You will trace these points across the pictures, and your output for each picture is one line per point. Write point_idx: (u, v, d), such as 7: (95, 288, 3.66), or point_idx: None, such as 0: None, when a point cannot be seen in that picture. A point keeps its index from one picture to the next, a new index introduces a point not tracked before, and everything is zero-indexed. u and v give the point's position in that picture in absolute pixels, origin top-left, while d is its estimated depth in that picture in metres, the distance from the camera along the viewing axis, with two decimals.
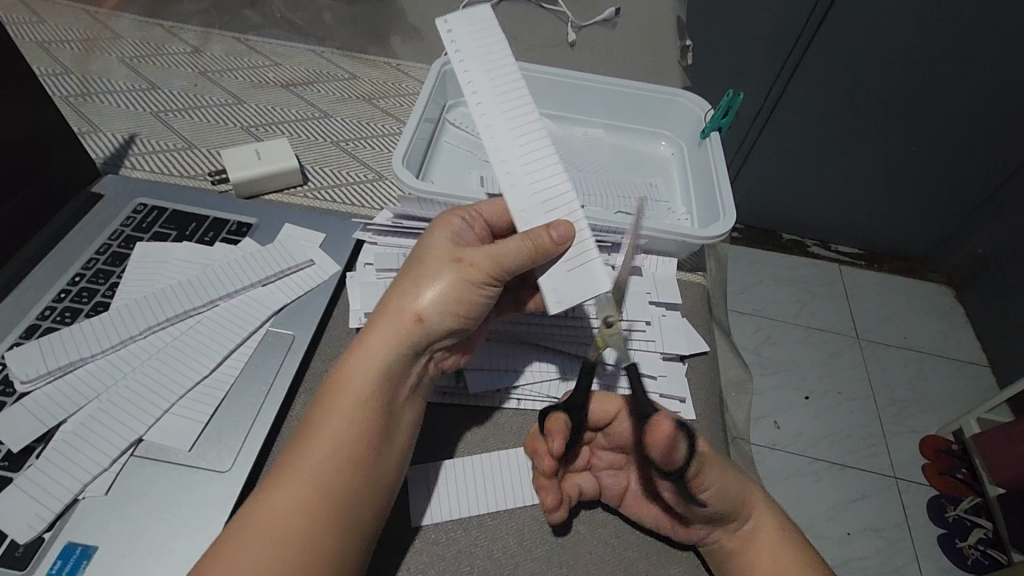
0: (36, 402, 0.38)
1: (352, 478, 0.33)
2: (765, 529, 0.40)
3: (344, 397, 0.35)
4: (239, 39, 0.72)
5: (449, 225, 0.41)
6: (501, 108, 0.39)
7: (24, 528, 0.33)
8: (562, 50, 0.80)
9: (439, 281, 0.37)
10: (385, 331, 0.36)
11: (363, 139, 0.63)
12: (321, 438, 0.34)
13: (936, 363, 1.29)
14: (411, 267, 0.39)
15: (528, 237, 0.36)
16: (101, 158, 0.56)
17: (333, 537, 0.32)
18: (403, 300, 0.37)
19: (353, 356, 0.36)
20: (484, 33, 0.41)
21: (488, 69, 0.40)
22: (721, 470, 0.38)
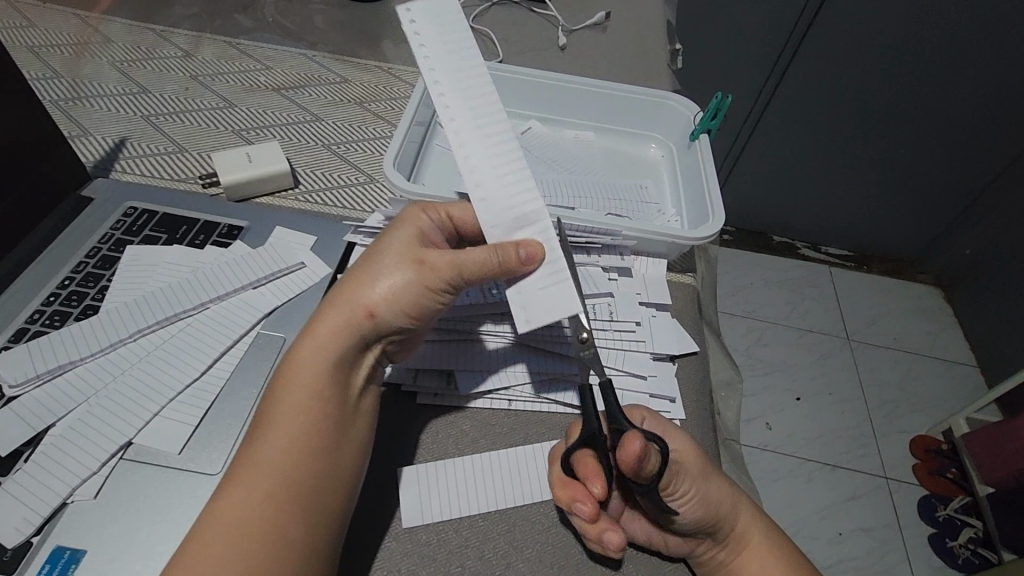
0: (25, 406, 0.37)
1: (310, 467, 0.33)
2: (751, 535, 0.42)
3: (297, 387, 0.35)
4: (231, 42, 0.72)
5: (411, 218, 0.42)
6: (470, 113, 0.39)
7: (13, 532, 0.33)
8: (552, 53, 0.80)
9: (392, 275, 0.38)
10: (337, 323, 0.37)
11: (354, 142, 0.63)
12: (277, 427, 0.34)
13: (925, 363, 1.31)
14: (365, 260, 0.39)
15: (494, 250, 0.37)
16: (91, 161, 0.56)
17: (293, 525, 0.32)
18: (355, 292, 0.37)
19: (304, 347, 0.36)
20: (449, 28, 0.40)
21: (456, 69, 0.39)
22: (701, 477, 0.40)
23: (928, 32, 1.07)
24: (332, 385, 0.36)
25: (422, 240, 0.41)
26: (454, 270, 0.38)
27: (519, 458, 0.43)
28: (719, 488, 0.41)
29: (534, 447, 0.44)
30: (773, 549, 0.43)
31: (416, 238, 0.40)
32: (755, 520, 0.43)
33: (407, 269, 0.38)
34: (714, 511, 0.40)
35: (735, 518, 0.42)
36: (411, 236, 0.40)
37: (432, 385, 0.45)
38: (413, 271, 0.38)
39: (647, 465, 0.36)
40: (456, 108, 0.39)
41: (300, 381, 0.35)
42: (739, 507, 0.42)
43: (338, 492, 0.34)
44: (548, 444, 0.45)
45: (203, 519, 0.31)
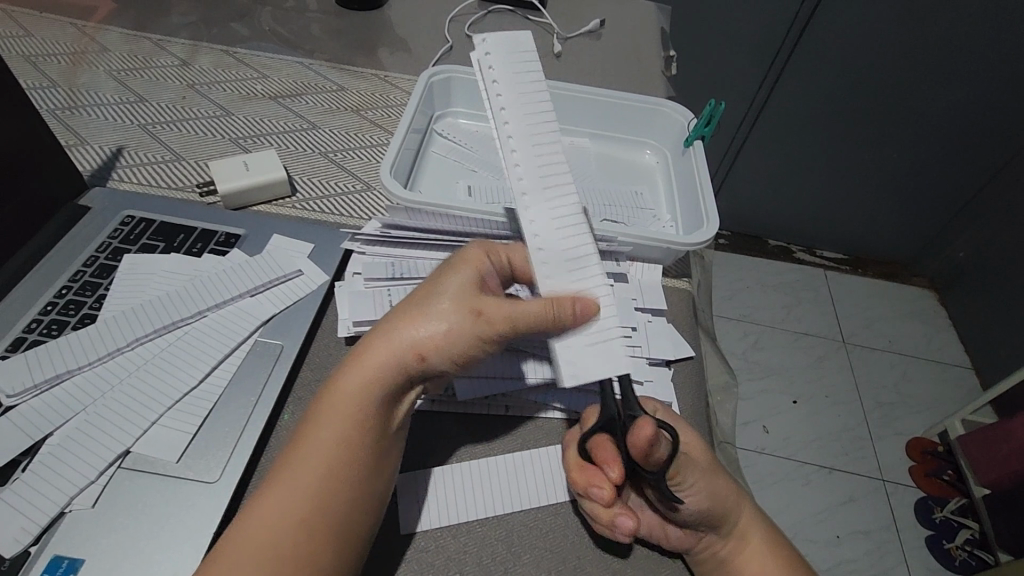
0: (23, 416, 0.38)
1: (344, 498, 0.34)
2: (752, 533, 0.43)
3: (340, 420, 0.35)
4: (228, 51, 0.72)
5: (472, 259, 0.39)
6: (536, 167, 0.35)
7: (10, 541, 0.33)
8: (547, 60, 0.81)
9: (443, 319, 0.36)
10: (385, 363, 0.36)
11: (351, 149, 0.63)
12: (313, 458, 0.34)
13: (920, 365, 1.31)
14: (417, 296, 0.38)
15: (549, 302, 0.34)
16: (88, 170, 0.56)
17: (326, 552, 0.32)
18: (404, 335, 0.36)
19: (352, 382, 0.36)
20: (521, 66, 0.36)
21: (525, 112, 0.35)
22: (710, 471, 0.41)
23: (920, 35, 1.08)
24: (372, 422, 0.36)
25: (481, 282, 0.39)
26: (509, 323, 0.36)
27: (517, 463, 0.44)
28: (723, 484, 0.41)
29: (531, 452, 0.44)
30: (772, 549, 0.43)
31: (476, 282, 0.39)
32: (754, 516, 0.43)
33: (460, 314, 0.36)
34: (718, 506, 0.41)
35: (737, 515, 0.42)
36: (470, 277, 0.38)
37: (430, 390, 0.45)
38: (467, 317, 0.36)
39: (656, 454, 0.36)
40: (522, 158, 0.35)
41: (341, 415, 0.35)
42: (740, 504, 0.42)
43: (362, 519, 0.34)
44: (545, 449, 0.45)
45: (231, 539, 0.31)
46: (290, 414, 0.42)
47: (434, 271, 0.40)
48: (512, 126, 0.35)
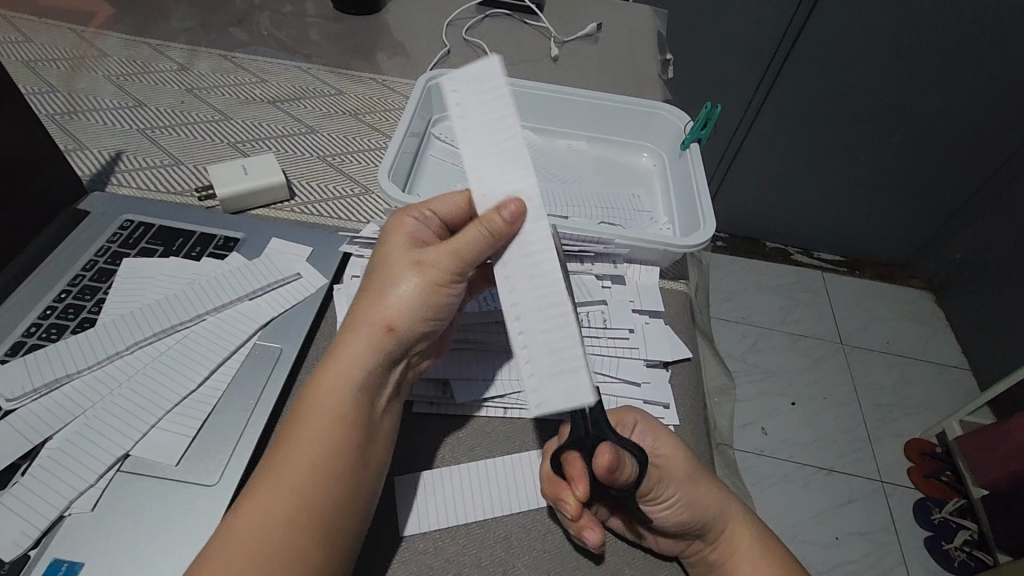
0: (21, 420, 0.38)
1: (334, 495, 0.34)
2: (744, 536, 0.43)
3: (324, 413, 0.35)
4: (226, 56, 0.73)
5: (397, 228, 0.41)
6: (504, 188, 0.36)
7: (10, 545, 0.33)
8: (544, 64, 0.81)
9: (400, 286, 0.38)
10: (358, 344, 0.36)
11: (349, 153, 0.64)
12: (298, 456, 0.34)
13: (917, 367, 1.32)
14: (372, 277, 0.39)
15: (477, 221, 0.35)
16: (87, 175, 0.56)
17: (316, 546, 0.32)
18: (368, 314, 0.37)
19: (329, 371, 0.36)
20: (487, 94, 0.37)
21: (494, 139, 0.36)
22: (689, 479, 0.41)
23: (916, 38, 1.09)
24: (352, 407, 0.36)
25: (414, 242, 0.41)
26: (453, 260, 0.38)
27: (515, 466, 0.44)
28: (706, 491, 0.42)
29: (529, 454, 0.45)
30: (767, 552, 0.43)
31: (410, 244, 0.40)
32: (745, 519, 0.44)
33: (411, 276, 0.38)
34: (702, 513, 0.41)
35: (726, 520, 0.42)
36: (403, 241, 0.40)
37: (428, 394, 0.45)
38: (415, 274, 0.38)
39: (621, 474, 0.37)
40: (488, 180, 0.36)
41: (321, 408, 0.35)
42: (728, 510, 0.43)
43: (350, 516, 0.34)
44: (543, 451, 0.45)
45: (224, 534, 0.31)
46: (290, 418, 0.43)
47: (373, 254, 0.41)
48: (477, 150, 0.36)
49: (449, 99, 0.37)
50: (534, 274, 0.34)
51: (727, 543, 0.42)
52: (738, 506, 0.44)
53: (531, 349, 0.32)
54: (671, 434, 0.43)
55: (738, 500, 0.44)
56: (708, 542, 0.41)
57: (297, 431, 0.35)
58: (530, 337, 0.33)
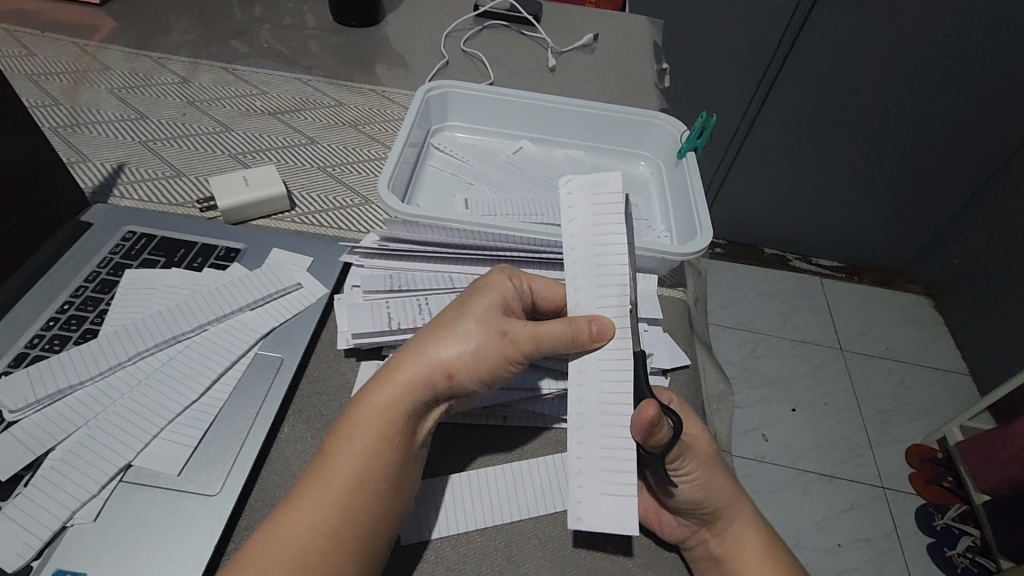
0: (25, 431, 0.38)
1: (369, 505, 0.34)
2: (747, 539, 0.43)
3: (367, 432, 0.35)
4: (227, 68, 0.73)
5: (496, 283, 0.41)
6: (597, 283, 0.40)
7: (11, 556, 0.33)
8: (542, 74, 0.82)
9: (474, 340, 0.38)
10: (415, 378, 0.37)
11: (349, 164, 0.64)
12: (328, 486, 0.34)
13: (917, 372, 1.32)
14: (450, 313, 0.40)
15: (572, 324, 0.38)
16: (90, 187, 0.57)
17: (349, 556, 0.33)
18: (437, 351, 0.37)
19: (379, 391, 0.36)
20: (602, 207, 0.42)
21: (594, 239, 0.41)
22: (710, 465, 0.42)
23: (906, 47, 1.11)
24: (392, 446, 0.36)
25: (507, 308, 0.41)
26: (534, 343, 0.38)
27: (516, 474, 0.42)
28: (720, 480, 0.42)
29: (531, 462, 0.43)
30: (769, 555, 0.43)
31: (501, 305, 0.40)
32: (750, 517, 0.44)
33: (489, 337, 0.38)
34: (711, 502, 0.42)
35: (734, 516, 0.43)
36: (498, 298, 0.40)
37: None
38: (496, 339, 0.38)
39: (656, 434, 0.37)
40: (582, 286, 0.40)
41: (360, 440, 0.35)
42: (737, 506, 0.43)
43: (383, 530, 0.35)
44: (545, 458, 0.43)
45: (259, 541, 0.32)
46: (290, 426, 0.43)
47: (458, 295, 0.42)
48: (580, 257, 0.41)
49: (564, 204, 0.43)
50: (606, 391, 0.39)
51: (732, 537, 0.42)
52: (745, 502, 0.44)
53: (584, 460, 0.37)
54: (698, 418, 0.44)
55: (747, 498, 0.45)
56: (711, 532, 0.42)
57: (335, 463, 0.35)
58: (585, 451, 0.38)
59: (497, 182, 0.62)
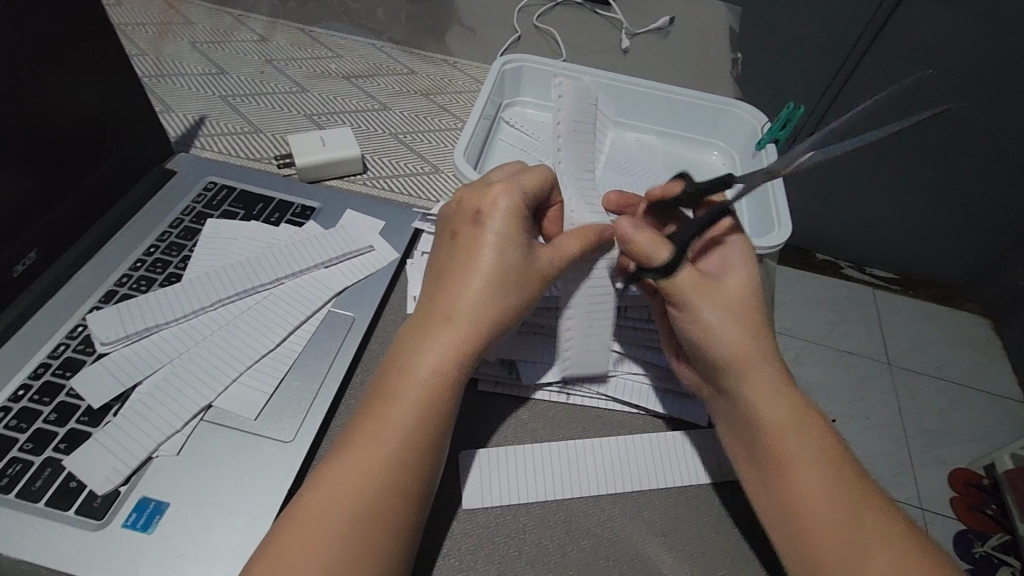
0: (115, 362, 0.39)
1: (424, 458, 0.35)
2: (769, 404, 0.38)
3: (422, 390, 0.36)
4: (304, 29, 0.74)
5: (507, 208, 0.39)
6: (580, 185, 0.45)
7: (103, 480, 0.34)
8: (614, 54, 0.80)
9: (518, 289, 0.38)
10: (463, 334, 0.37)
11: (420, 132, 0.64)
12: (385, 443, 0.34)
13: (968, 395, 1.27)
14: (467, 261, 0.38)
15: (583, 236, 0.40)
16: (174, 136, 0.58)
17: (409, 507, 0.34)
18: (479, 308, 0.37)
19: (430, 349, 0.36)
20: (585, 110, 0.48)
21: (577, 135, 0.47)
22: (730, 318, 0.39)
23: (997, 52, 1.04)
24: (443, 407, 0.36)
25: (527, 236, 0.40)
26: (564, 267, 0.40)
27: (577, 452, 0.42)
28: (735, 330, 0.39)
29: (591, 441, 0.42)
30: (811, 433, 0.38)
31: (521, 235, 0.39)
32: (779, 380, 0.39)
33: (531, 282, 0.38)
34: (716, 356, 0.39)
35: (752, 381, 0.39)
36: (519, 232, 0.39)
37: (494, 371, 0.44)
38: (531, 275, 0.38)
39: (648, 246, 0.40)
40: (566, 170, 0.45)
41: (415, 398, 0.35)
42: (755, 368, 0.39)
43: (434, 484, 0.35)
44: (605, 439, 0.43)
45: (321, 493, 0.33)
46: (359, 384, 0.43)
47: (473, 230, 0.39)
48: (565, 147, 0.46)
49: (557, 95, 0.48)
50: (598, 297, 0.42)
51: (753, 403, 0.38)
52: (776, 362, 0.39)
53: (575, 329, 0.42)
54: (747, 266, 0.42)
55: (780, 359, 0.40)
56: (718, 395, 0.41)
57: (391, 420, 0.35)
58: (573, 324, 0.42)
59: None
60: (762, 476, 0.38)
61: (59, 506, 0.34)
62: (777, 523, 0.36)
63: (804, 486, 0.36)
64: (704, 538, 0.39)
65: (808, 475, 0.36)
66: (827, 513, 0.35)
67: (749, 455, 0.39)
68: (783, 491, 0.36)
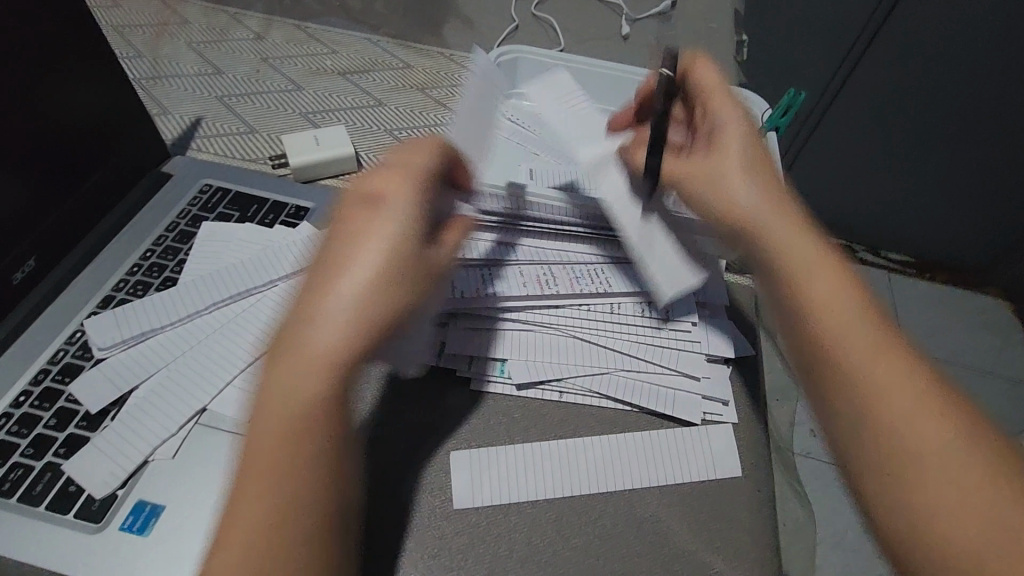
0: (111, 367, 0.40)
1: (320, 472, 0.32)
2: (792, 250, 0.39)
3: (307, 398, 0.32)
4: (299, 26, 0.74)
5: (394, 199, 0.37)
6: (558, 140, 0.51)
7: (101, 483, 0.36)
8: (614, 42, 0.79)
9: (405, 284, 0.35)
10: (350, 333, 0.33)
11: (415, 128, 0.64)
12: (272, 461, 0.31)
13: (986, 382, 1.23)
14: (348, 253, 0.35)
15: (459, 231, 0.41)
16: (170, 139, 0.59)
17: (310, 526, 0.31)
18: (364, 305, 0.33)
19: (313, 352, 0.32)
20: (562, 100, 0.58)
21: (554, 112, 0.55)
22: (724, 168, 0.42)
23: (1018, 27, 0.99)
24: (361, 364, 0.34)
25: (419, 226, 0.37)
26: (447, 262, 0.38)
27: (570, 451, 0.42)
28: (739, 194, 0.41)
29: (584, 440, 0.42)
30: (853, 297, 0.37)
31: (410, 225, 0.36)
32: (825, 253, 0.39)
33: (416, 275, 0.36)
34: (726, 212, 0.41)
35: (768, 229, 0.40)
36: (407, 224, 0.36)
37: (486, 371, 0.44)
38: (416, 269, 0.36)
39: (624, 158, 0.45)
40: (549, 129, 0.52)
41: (298, 407, 0.32)
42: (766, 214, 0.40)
43: (338, 500, 0.32)
44: (599, 437, 0.43)
45: (226, 522, 0.31)
46: None
47: (357, 220, 0.36)
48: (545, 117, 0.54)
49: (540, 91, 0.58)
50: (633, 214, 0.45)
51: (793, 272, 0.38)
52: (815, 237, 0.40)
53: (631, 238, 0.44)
54: (749, 135, 0.45)
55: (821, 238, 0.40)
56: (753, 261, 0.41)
57: (301, 380, 0.32)
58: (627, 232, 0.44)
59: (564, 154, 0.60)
60: (818, 358, 0.36)
61: (60, 509, 0.35)
62: (834, 405, 0.35)
63: (863, 363, 0.34)
64: (696, 536, 0.39)
65: (868, 345, 0.35)
66: (893, 387, 0.34)
67: (794, 325, 0.37)
68: (833, 364, 0.35)
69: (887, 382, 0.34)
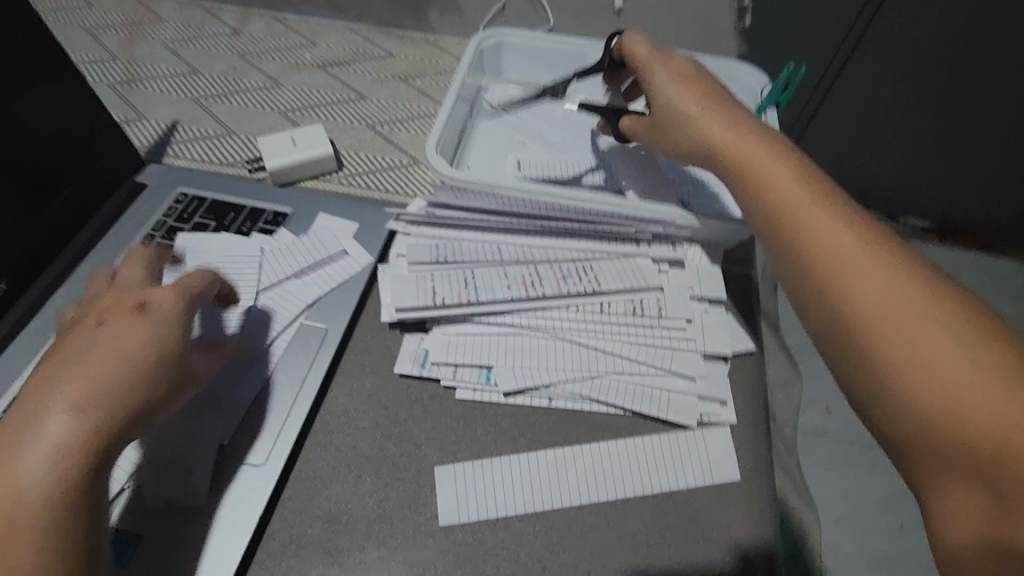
0: None
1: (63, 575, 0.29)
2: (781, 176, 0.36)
3: (41, 498, 0.29)
4: (277, 17, 0.71)
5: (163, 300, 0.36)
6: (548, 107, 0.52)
7: None
8: (607, 17, 0.75)
9: (158, 388, 0.33)
10: (88, 433, 0.30)
11: (398, 121, 0.61)
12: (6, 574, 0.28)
13: None
14: (96, 352, 0.32)
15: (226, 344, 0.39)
16: (145, 146, 0.57)
17: None
18: (112, 402, 0.31)
19: (42, 455, 0.29)
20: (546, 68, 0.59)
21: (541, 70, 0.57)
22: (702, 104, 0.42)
23: None
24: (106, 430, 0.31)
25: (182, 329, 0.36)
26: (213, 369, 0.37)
27: (559, 461, 0.40)
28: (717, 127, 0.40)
29: (574, 448, 0.41)
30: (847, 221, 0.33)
31: (173, 326, 0.35)
32: (801, 172, 0.36)
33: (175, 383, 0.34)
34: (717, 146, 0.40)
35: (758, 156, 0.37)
36: (172, 325, 0.35)
37: (471, 379, 0.43)
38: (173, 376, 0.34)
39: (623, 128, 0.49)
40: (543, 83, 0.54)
41: (36, 510, 0.29)
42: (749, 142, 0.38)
43: None
44: (589, 445, 0.41)
45: None
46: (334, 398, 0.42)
47: (113, 318, 0.34)
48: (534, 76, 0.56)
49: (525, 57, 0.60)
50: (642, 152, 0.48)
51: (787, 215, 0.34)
52: (792, 155, 0.37)
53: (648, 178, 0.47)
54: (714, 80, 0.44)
55: (801, 156, 0.38)
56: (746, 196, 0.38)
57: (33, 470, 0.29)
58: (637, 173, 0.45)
59: (553, 142, 0.58)
60: (820, 305, 0.31)
61: None
62: (851, 362, 0.29)
63: (869, 290, 0.29)
64: (693, 545, 0.38)
65: (876, 271, 0.30)
66: (909, 303, 0.28)
67: (787, 257, 0.34)
68: (838, 315, 0.30)
69: (905, 298, 0.28)
